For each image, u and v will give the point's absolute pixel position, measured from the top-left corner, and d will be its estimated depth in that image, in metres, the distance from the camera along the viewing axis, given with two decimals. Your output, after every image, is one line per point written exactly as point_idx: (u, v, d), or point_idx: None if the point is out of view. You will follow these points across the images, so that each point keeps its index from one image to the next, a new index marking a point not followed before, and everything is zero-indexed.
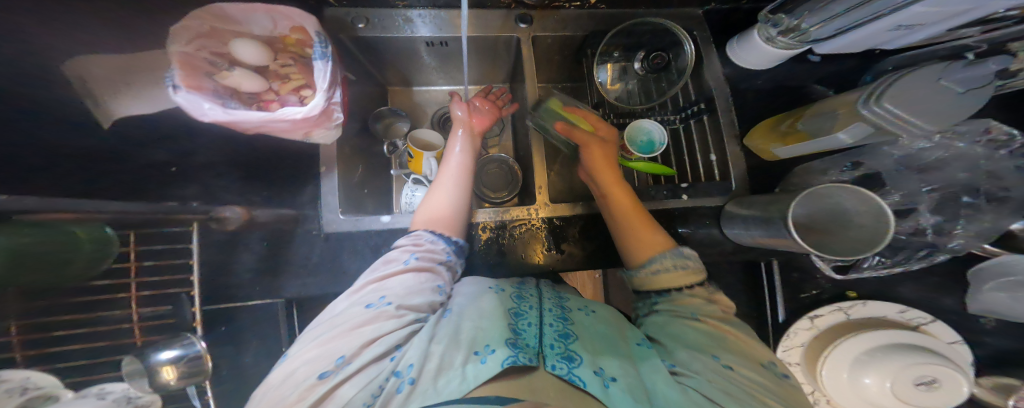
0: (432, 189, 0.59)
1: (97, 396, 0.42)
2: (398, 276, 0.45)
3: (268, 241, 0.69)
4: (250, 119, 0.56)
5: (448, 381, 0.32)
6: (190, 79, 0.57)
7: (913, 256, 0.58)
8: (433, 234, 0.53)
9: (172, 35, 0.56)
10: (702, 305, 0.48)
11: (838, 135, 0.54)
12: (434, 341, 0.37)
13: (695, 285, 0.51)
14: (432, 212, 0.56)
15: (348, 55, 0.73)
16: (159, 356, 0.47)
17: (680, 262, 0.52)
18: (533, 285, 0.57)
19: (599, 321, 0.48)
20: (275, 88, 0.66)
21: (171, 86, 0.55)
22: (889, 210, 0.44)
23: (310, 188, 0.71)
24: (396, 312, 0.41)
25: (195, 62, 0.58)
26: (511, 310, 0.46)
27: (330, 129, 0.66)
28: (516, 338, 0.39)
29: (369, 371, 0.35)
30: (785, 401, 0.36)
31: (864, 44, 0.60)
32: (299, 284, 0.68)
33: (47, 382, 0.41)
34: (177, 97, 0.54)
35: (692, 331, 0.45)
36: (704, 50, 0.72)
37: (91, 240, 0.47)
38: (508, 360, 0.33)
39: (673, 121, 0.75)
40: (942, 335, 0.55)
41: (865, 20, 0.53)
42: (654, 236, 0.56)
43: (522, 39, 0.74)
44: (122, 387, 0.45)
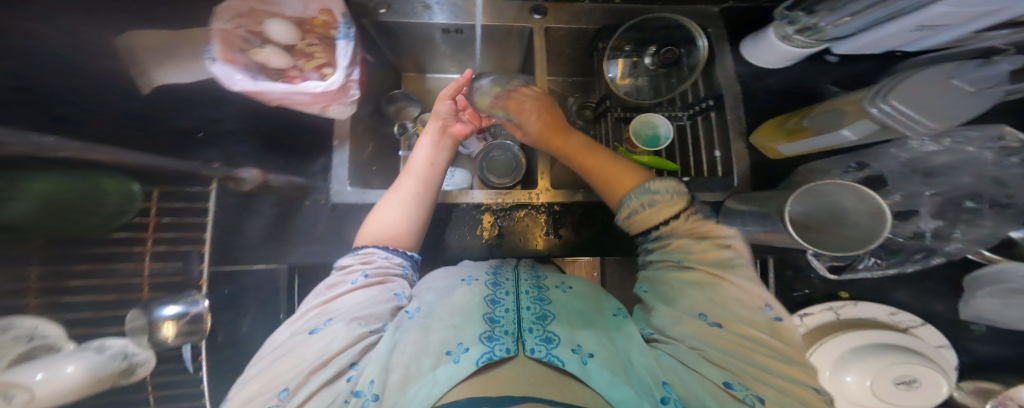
0: (386, 201, 0.56)
1: (98, 349, 0.44)
2: (346, 296, 0.45)
3: (279, 208, 0.74)
4: (274, 91, 0.63)
5: (419, 388, 0.34)
6: (226, 53, 0.63)
7: (910, 258, 0.59)
8: (386, 250, 0.51)
9: (216, 14, 0.64)
10: (687, 244, 0.46)
11: (844, 131, 0.57)
12: (398, 348, 0.38)
13: (672, 220, 0.48)
14: (386, 227, 0.53)
15: (368, 38, 0.76)
16: (161, 312, 0.54)
17: (648, 199, 0.49)
18: (510, 267, 0.59)
19: (574, 296, 0.50)
20: (300, 66, 0.69)
21: (210, 58, 0.62)
22: (888, 208, 0.44)
23: (323, 160, 0.75)
24: (344, 330, 0.40)
25: (232, 39, 0.64)
26: (486, 298, 0.48)
27: (346, 105, 0.69)
28: (491, 329, 0.41)
29: (322, 396, 0.34)
30: (771, 347, 0.38)
31: (883, 45, 0.58)
32: (304, 252, 0.75)
33: (52, 332, 0.46)
34: (212, 68, 0.61)
35: (677, 284, 0.44)
36: (718, 48, 0.72)
37: (117, 193, 0.52)
38: (483, 357, 0.36)
39: (680, 117, 0.76)
40: (929, 338, 0.58)
41: (885, 19, 0.51)
42: (621, 179, 0.54)
43: (535, 30, 0.76)
44: (122, 343, 0.47)
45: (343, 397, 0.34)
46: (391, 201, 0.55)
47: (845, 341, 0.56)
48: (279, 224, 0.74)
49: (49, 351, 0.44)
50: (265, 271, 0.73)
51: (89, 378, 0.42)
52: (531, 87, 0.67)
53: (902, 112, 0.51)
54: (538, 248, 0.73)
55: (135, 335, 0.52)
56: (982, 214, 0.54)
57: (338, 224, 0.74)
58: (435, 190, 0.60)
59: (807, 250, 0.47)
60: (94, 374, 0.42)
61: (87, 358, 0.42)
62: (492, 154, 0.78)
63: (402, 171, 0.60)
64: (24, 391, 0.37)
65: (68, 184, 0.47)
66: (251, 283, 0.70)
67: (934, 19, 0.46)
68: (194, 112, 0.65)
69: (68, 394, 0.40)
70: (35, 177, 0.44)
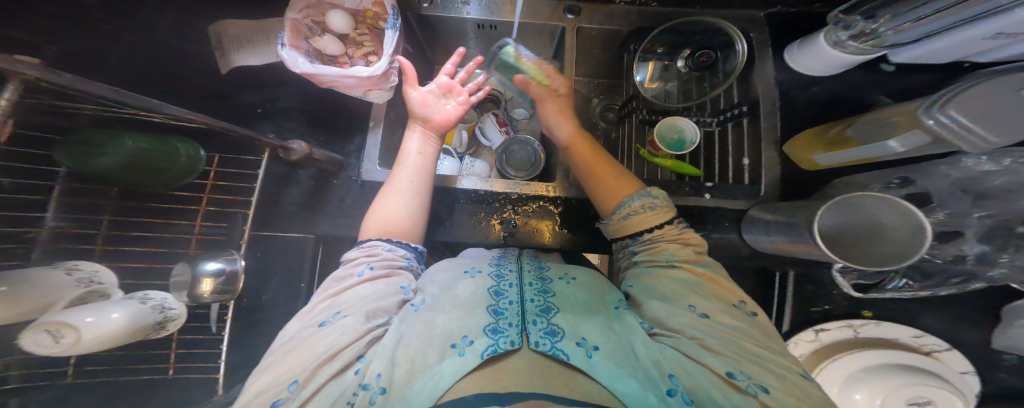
0: (386, 193, 0.60)
1: (141, 299, 0.51)
2: (352, 289, 0.47)
3: (315, 180, 0.79)
4: (329, 73, 0.65)
5: (425, 381, 0.36)
6: (293, 40, 0.68)
7: (947, 283, 0.53)
8: (389, 243, 0.55)
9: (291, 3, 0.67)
10: (675, 249, 0.50)
11: (889, 142, 0.53)
12: (403, 341, 0.41)
13: (664, 225, 0.52)
14: (387, 219, 0.57)
15: (410, 30, 0.81)
16: (204, 268, 0.56)
17: (649, 201, 0.53)
18: (515, 258, 0.61)
19: (579, 288, 0.50)
20: (350, 53, 0.76)
21: (280, 44, 0.66)
22: (931, 226, 0.41)
23: (357, 140, 0.82)
24: (351, 324, 0.42)
25: (299, 27, 0.69)
26: (491, 289, 0.49)
27: (385, 90, 0.74)
28: (496, 321, 0.43)
29: (329, 390, 0.36)
30: (755, 337, 0.40)
31: (946, 56, 0.55)
32: (330, 224, 0.78)
33: (107, 279, 0.52)
34: (282, 52, 0.65)
35: (667, 280, 0.46)
36: (758, 51, 0.70)
37: (187, 157, 0.60)
38: (487, 350, 0.38)
39: (709, 123, 0.73)
40: (955, 364, 0.54)
41: (957, 25, 0.48)
42: (621, 181, 0.57)
43: (567, 29, 0.78)
44: (162, 296, 0.54)
45: (352, 390, 0.36)
46: (391, 192, 0.59)
47: (859, 359, 0.54)
48: (314, 196, 0.79)
49: (101, 297, 0.49)
50: (295, 239, 0.78)
51: (130, 325, 0.47)
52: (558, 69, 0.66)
53: (964, 124, 0.46)
54: (547, 242, 0.73)
55: (176, 289, 0.57)
56: None
57: (367, 202, 0.77)
58: (430, 179, 0.63)
59: (836, 263, 0.45)
60: (134, 322, 0.48)
61: (130, 307, 0.49)
62: (512, 148, 0.79)
63: (396, 164, 0.63)
64: (75, 332, 0.42)
65: (147, 147, 0.55)
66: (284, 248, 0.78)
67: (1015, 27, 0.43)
68: (256, 92, 0.73)
69: (112, 338, 0.46)
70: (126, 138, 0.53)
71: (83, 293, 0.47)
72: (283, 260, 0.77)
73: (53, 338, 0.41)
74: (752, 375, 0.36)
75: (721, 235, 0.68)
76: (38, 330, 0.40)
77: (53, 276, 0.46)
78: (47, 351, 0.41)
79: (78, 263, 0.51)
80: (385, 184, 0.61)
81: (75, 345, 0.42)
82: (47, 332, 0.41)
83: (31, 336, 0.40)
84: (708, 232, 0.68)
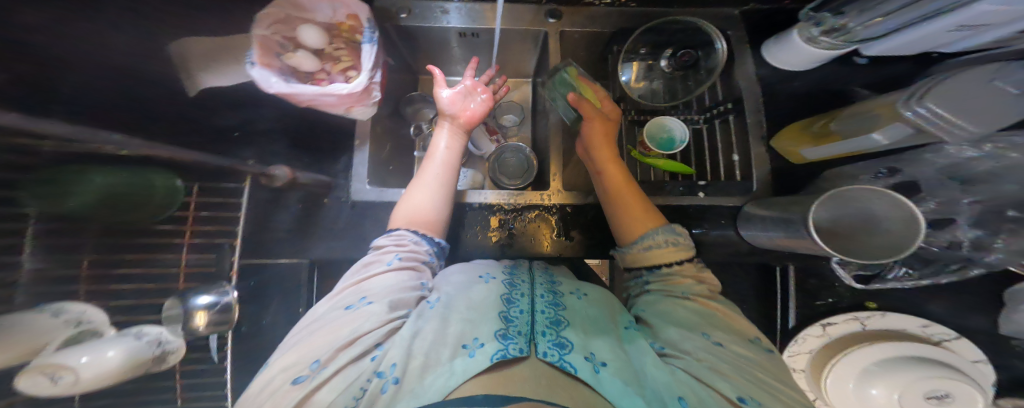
0: (413, 186, 0.59)
1: (136, 335, 0.47)
2: (379, 277, 0.47)
3: (303, 204, 0.76)
4: (306, 92, 0.64)
5: (436, 376, 0.35)
6: (264, 58, 0.66)
7: (945, 269, 0.55)
8: (416, 234, 0.54)
9: (256, 21, 0.67)
10: (691, 284, 0.49)
11: (872, 136, 0.52)
12: (419, 335, 0.40)
13: (684, 262, 0.51)
14: (413, 209, 0.56)
15: (390, 42, 0.79)
16: (195, 301, 0.55)
17: (672, 237, 0.52)
18: (527, 269, 0.59)
19: (589, 304, 0.50)
20: (327, 69, 0.73)
21: (250, 63, 0.64)
22: (923, 216, 0.42)
23: (344, 160, 0.79)
24: (375, 311, 0.42)
25: (269, 43, 0.67)
26: (502, 297, 0.49)
27: (369, 106, 0.72)
28: (506, 327, 0.42)
29: (347, 373, 0.36)
30: (769, 373, 0.39)
31: (917, 47, 0.56)
32: (324, 247, 0.75)
33: (98, 317, 0.49)
34: (251, 71, 0.63)
35: (683, 310, 0.45)
36: (737, 48, 0.71)
37: (164, 189, 0.60)
38: (497, 354, 0.36)
39: (696, 121, 0.75)
40: (966, 353, 0.54)
41: (923, 18, 0.49)
42: (646, 215, 0.55)
43: (551, 33, 0.77)
44: (158, 330, 0.50)
45: (366, 377, 0.36)
46: (420, 183, 0.58)
47: (870, 354, 0.53)
48: (304, 219, 0.76)
49: (95, 335, 0.47)
50: (289, 263, 0.76)
51: (127, 361, 0.45)
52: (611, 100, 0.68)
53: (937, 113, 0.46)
54: (546, 250, 0.71)
55: (169, 324, 0.55)
56: None
57: (359, 222, 0.74)
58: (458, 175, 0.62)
59: (832, 256, 0.45)
60: (132, 358, 0.45)
61: (123, 343, 0.45)
62: (504, 155, 0.78)
63: (424, 159, 0.62)
64: (72, 373, 0.40)
65: (116, 182, 0.54)
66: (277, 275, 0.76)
67: (976, 18, 0.44)
68: (234, 114, 0.71)
69: (114, 375, 0.43)
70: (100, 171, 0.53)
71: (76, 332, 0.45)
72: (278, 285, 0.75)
73: (50, 380, 0.40)
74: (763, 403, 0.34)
75: (720, 233, 0.66)
76: (35, 372, 0.40)
77: (39, 318, 0.43)
78: (48, 392, 0.41)
79: (64, 304, 0.47)
80: (413, 177, 0.60)
81: (74, 386, 0.41)
82: (44, 374, 0.40)
83: (30, 380, 0.40)
84: (707, 230, 0.66)
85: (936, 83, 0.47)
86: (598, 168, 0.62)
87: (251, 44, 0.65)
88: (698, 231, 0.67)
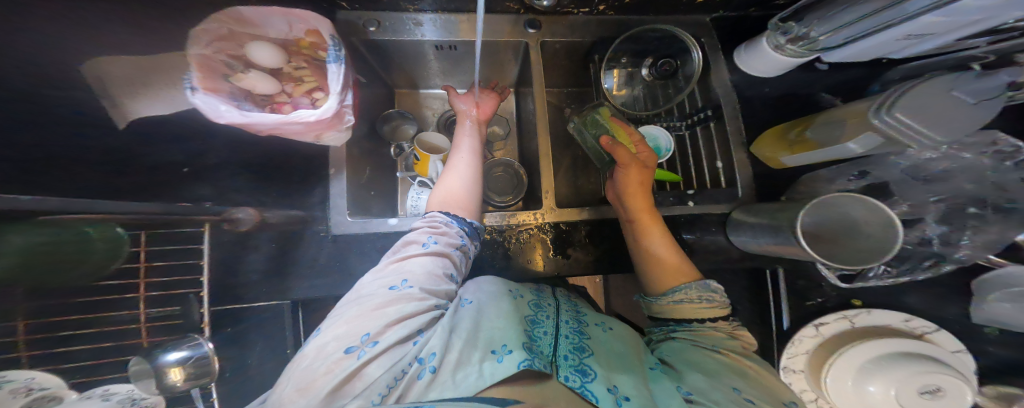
0: (446, 172, 0.62)
1: (103, 397, 0.44)
2: (417, 258, 0.46)
3: (278, 241, 0.70)
4: (266, 122, 0.56)
5: (467, 373, 0.35)
6: (207, 81, 0.56)
7: (919, 265, 0.58)
8: (447, 216, 0.53)
9: (191, 37, 0.55)
10: (722, 338, 0.48)
11: (849, 145, 0.54)
12: (455, 333, 0.39)
13: (718, 319, 0.51)
14: (447, 192, 0.58)
15: (361, 58, 0.74)
16: (165, 358, 0.50)
17: (707, 295, 0.52)
18: (551, 295, 0.57)
19: (616, 339, 0.47)
20: (288, 90, 0.67)
21: (188, 88, 0.54)
22: (899, 220, 0.44)
23: (321, 189, 0.74)
24: (418, 295, 0.42)
25: (212, 64, 0.57)
26: (527, 317, 0.47)
27: (341, 131, 0.66)
28: (531, 344, 0.41)
29: (393, 354, 0.36)
30: None
31: (869, 54, 0.58)
32: (308, 287, 0.67)
33: (51, 382, 0.44)
34: (194, 99, 0.53)
35: (711, 360, 0.44)
36: (712, 56, 0.72)
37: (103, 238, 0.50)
38: (523, 363, 0.35)
39: (679, 127, 0.76)
40: (946, 344, 0.57)
41: (876, 29, 0.51)
42: (680, 268, 0.56)
43: (530, 44, 0.75)
44: (127, 388, 0.47)
45: (407, 360, 0.36)
46: (455, 171, 0.61)
47: (863, 350, 0.56)
48: (280, 258, 0.69)
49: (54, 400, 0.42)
50: (268, 306, 0.70)
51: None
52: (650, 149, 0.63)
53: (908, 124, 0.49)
54: (541, 270, 0.69)
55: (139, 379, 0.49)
56: (989, 221, 0.53)
57: (343, 256, 0.69)
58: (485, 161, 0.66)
59: (820, 263, 0.47)
60: None
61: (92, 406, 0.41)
62: (493, 172, 0.78)
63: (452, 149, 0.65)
64: None
65: (44, 237, 0.42)
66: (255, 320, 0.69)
67: (923, 28, 0.47)
68: (175, 147, 0.60)
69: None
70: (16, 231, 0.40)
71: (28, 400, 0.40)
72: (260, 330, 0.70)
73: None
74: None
75: (712, 239, 0.68)
76: None
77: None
78: None
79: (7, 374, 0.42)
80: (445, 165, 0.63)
81: None
82: None
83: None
84: (699, 236, 0.68)
85: (899, 94, 0.49)
86: (631, 215, 0.61)
87: (187, 64, 0.54)
88: (690, 237, 0.68)
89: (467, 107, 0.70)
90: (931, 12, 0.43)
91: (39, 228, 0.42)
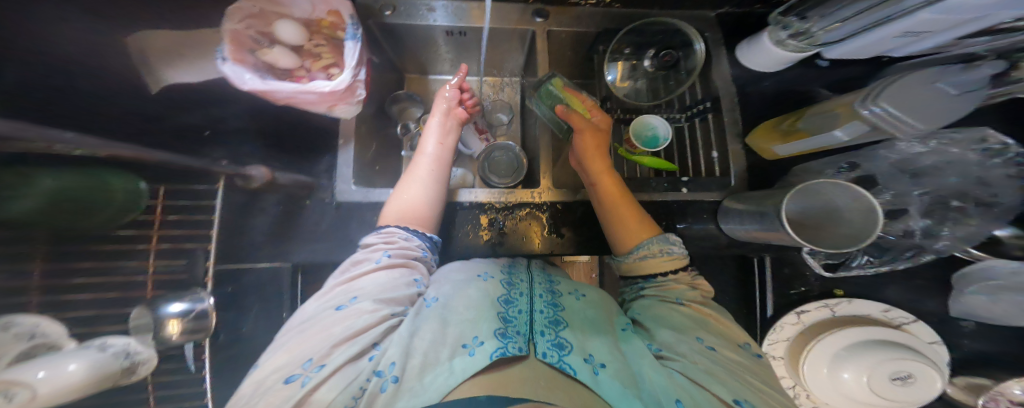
0: (405, 182, 0.60)
1: (99, 347, 0.45)
2: (370, 275, 0.47)
3: (284, 204, 0.74)
4: (283, 89, 0.62)
5: (435, 375, 0.34)
6: (236, 53, 0.62)
7: (901, 256, 0.61)
8: (406, 231, 0.54)
9: (227, 14, 0.62)
10: (684, 290, 0.51)
11: (835, 132, 0.57)
12: (417, 335, 0.38)
13: (678, 271, 0.53)
14: (405, 205, 0.57)
15: (375, 40, 0.76)
16: (166, 310, 0.53)
17: (666, 247, 0.54)
18: (524, 269, 0.55)
19: (588, 305, 0.48)
20: (307, 66, 0.70)
21: (220, 59, 0.61)
22: (880, 207, 0.45)
23: (327, 159, 0.76)
24: (369, 308, 0.42)
25: (241, 39, 0.64)
26: (499, 298, 0.46)
27: (352, 105, 0.70)
28: (505, 327, 0.40)
29: (345, 372, 0.36)
30: (758, 377, 0.40)
31: (871, 50, 0.59)
32: (307, 251, 0.72)
33: (52, 331, 0.47)
34: (223, 67, 0.61)
35: (676, 314, 0.47)
36: (715, 49, 0.74)
37: (124, 191, 0.56)
38: (496, 352, 0.35)
39: (679, 119, 0.79)
40: (922, 334, 0.60)
41: (873, 25, 0.52)
42: (640, 223, 0.57)
43: (537, 33, 0.77)
44: (123, 341, 0.48)
45: (365, 376, 0.35)
46: (412, 178, 0.60)
47: (838, 339, 0.58)
48: (285, 224, 0.74)
49: (50, 348, 0.45)
50: (268, 269, 0.73)
51: (93, 373, 0.43)
52: (604, 113, 0.66)
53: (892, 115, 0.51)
54: (537, 249, 0.71)
55: (140, 333, 0.53)
56: (967, 214, 0.55)
57: (345, 223, 0.72)
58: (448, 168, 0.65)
59: (803, 247, 0.48)
60: (97, 371, 0.43)
61: (87, 356, 0.43)
62: (493, 154, 0.78)
63: (415, 153, 0.64)
64: (28, 388, 0.38)
65: (71, 183, 0.50)
66: (255, 281, 0.72)
67: (918, 26, 0.48)
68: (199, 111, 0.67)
69: (72, 391, 0.41)
70: (43, 175, 0.47)
71: (26, 346, 0.42)
72: (258, 293, 0.72)
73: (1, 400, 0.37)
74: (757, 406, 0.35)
75: (703, 227, 0.70)
76: None
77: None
78: None
79: (14, 318, 0.44)
80: (404, 174, 0.62)
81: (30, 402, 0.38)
82: None
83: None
84: (690, 224, 0.70)
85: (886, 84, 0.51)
86: (592, 179, 0.63)
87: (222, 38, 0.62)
88: (682, 226, 0.70)
89: (450, 95, 0.69)
90: (924, 10, 0.45)
91: (65, 176, 0.49)
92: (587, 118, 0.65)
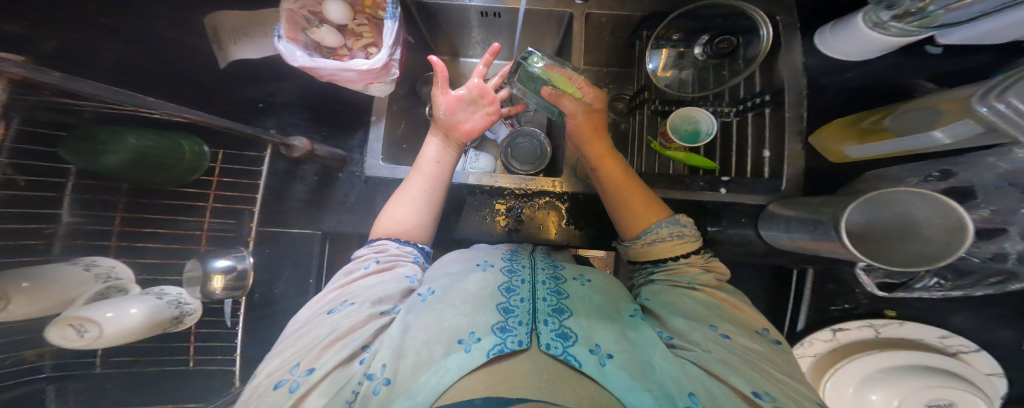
0: (396, 199, 0.58)
1: (157, 295, 0.53)
2: (360, 281, 0.47)
3: (319, 176, 0.79)
4: (327, 67, 0.62)
5: (429, 375, 0.32)
6: (290, 32, 0.64)
7: (981, 282, 0.52)
8: (397, 241, 0.54)
9: None
10: (697, 273, 0.48)
11: (935, 133, 0.49)
12: (411, 333, 0.37)
13: (691, 254, 0.50)
14: (397, 225, 0.56)
15: (410, 19, 0.76)
16: (213, 264, 0.57)
17: (677, 230, 0.51)
18: (528, 255, 0.55)
19: (593, 292, 0.46)
20: (349, 45, 0.72)
21: (276, 36, 0.63)
22: (973, 225, 0.38)
23: (360, 134, 0.80)
24: (357, 311, 0.41)
25: (295, 18, 0.65)
26: (500, 286, 0.44)
27: (386, 83, 0.70)
28: (505, 319, 0.38)
29: (335, 378, 0.34)
30: (780, 366, 0.37)
31: (1012, 32, 0.49)
32: (336, 220, 0.78)
33: (125, 275, 0.55)
34: (279, 45, 0.62)
35: (687, 300, 0.44)
36: (785, 36, 0.65)
37: (191, 152, 0.61)
38: (494, 349, 0.33)
39: (727, 113, 0.72)
40: (980, 365, 0.58)
41: None
42: (650, 206, 0.55)
43: (575, 16, 0.73)
44: (176, 292, 0.56)
45: (357, 380, 0.34)
46: (400, 197, 0.57)
47: (874, 361, 0.59)
48: (319, 192, 0.78)
49: (120, 291, 0.53)
50: (302, 234, 0.79)
51: (146, 319, 0.50)
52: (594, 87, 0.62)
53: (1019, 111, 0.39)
54: (553, 237, 0.73)
55: (190, 284, 0.60)
56: None
57: (372, 197, 0.77)
58: (445, 187, 0.61)
59: (863, 262, 0.42)
60: (150, 317, 0.50)
61: (147, 302, 0.51)
62: (517, 140, 0.75)
63: (412, 169, 0.61)
64: (97, 326, 0.45)
65: (151, 143, 0.55)
66: (291, 244, 0.78)
67: None
68: (257, 86, 0.74)
69: (132, 332, 0.48)
70: (130, 134, 0.53)
71: (102, 287, 0.51)
72: (293, 255, 0.79)
73: (78, 332, 0.44)
74: (778, 399, 0.32)
75: (738, 231, 0.71)
76: (64, 324, 0.44)
77: (71, 272, 0.49)
78: (77, 343, 0.45)
79: (96, 259, 0.54)
80: (399, 187, 0.60)
81: (98, 339, 0.45)
82: (72, 327, 0.44)
83: (60, 331, 0.44)
84: (722, 228, 0.71)
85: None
86: (595, 164, 0.61)
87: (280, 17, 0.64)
88: (714, 229, 0.72)
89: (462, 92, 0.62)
90: None
91: (146, 136, 0.55)
92: (579, 100, 0.61)
